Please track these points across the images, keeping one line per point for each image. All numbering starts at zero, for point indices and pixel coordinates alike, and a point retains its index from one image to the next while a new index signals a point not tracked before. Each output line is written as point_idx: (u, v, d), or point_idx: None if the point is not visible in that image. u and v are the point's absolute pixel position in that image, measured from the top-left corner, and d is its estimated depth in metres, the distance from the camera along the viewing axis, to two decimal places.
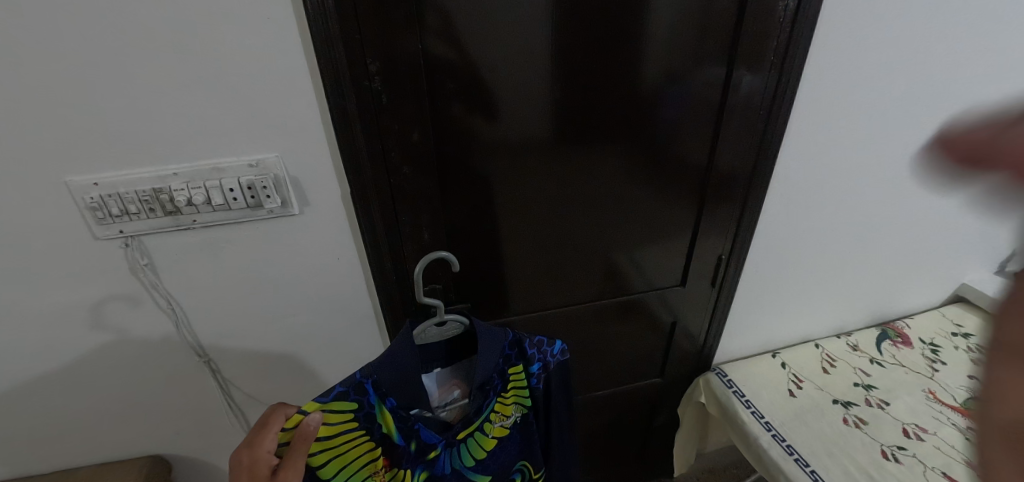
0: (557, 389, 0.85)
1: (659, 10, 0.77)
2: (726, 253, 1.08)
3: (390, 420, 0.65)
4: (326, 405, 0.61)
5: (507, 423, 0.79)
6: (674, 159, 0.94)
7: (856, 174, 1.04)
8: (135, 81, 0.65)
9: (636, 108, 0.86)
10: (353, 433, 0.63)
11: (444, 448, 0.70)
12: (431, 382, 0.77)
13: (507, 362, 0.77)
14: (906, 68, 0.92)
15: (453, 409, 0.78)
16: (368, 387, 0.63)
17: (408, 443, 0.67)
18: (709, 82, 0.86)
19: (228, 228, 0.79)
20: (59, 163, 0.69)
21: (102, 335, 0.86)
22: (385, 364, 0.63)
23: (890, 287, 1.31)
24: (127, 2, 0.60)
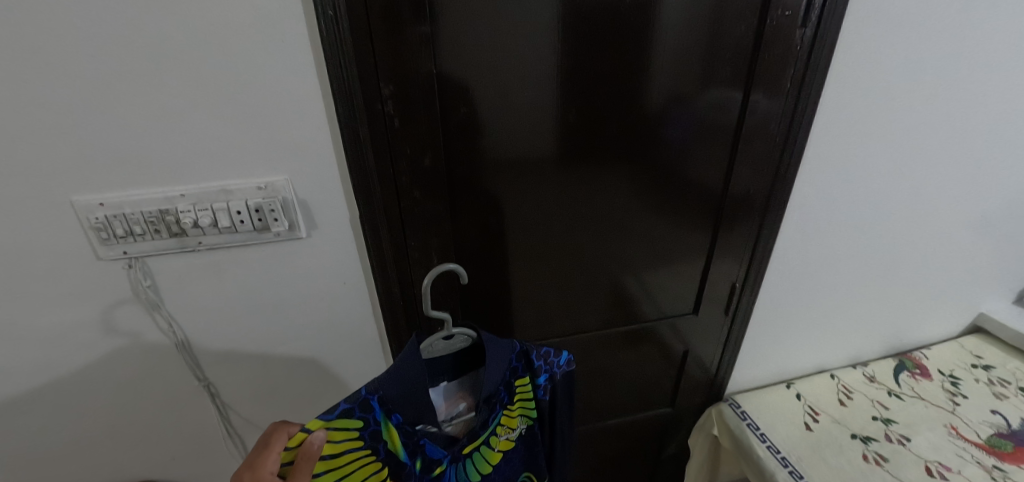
0: (562, 401, 0.81)
1: (669, 32, 0.77)
2: (740, 280, 1.05)
3: (396, 437, 0.60)
4: (331, 423, 0.56)
5: (512, 436, 0.75)
6: (685, 182, 0.92)
7: (874, 201, 1.02)
8: (148, 103, 0.65)
9: (647, 129, 0.85)
10: (358, 453, 0.58)
11: (450, 463, 0.66)
12: (436, 396, 0.73)
13: (514, 375, 0.73)
14: (925, 95, 0.91)
15: (458, 424, 0.73)
16: (373, 404, 0.58)
17: (413, 461, 0.63)
18: (723, 104, 0.85)
19: (234, 249, 0.77)
20: (67, 182, 0.68)
21: (101, 356, 0.84)
22: (390, 380, 0.59)
23: (908, 317, 1.28)
24: (146, 26, 0.60)
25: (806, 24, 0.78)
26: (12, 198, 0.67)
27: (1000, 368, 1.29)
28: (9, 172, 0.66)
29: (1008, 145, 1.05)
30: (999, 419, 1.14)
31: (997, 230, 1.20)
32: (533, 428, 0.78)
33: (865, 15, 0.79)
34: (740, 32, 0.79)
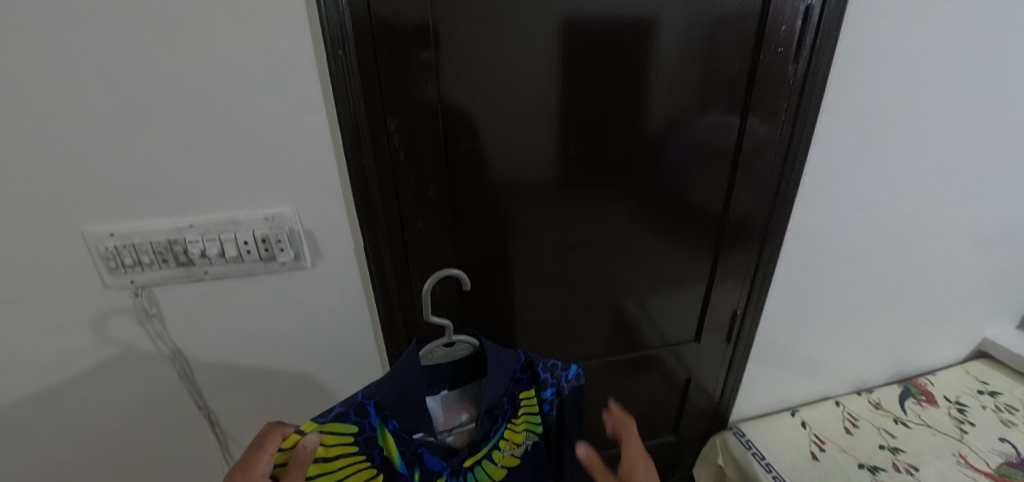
0: (572, 419, 0.75)
1: (665, 60, 0.79)
2: (741, 308, 1.05)
3: (392, 444, 0.61)
4: (326, 426, 0.57)
5: (518, 451, 0.72)
6: (685, 204, 0.93)
7: (871, 228, 1.03)
8: (162, 138, 0.67)
9: (645, 151, 0.87)
10: (352, 457, 0.59)
11: (450, 475, 0.66)
12: (436, 404, 0.71)
13: (518, 387, 0.70)
14: (918, 125, 0.93)
15: (460, 436, 0.72)
16: (368, 409, 0.59)
17: (411, 472, 0.64)
18: (719, 128, 0.87)
19: (240, 279, 0.78)
20: (80, 214, 0.70)
21: (102, 385, 0.84)
22: (385, 388, 0.59)
23: (911, 343, 1.27)
24: (164, 66, 0.63)
25: (798, 59, 0.81)
26: (27, 231, 0.69)
27: (1007, 395, 1.28)
28: (24, 205, 0.68)
29: (1002, 174, 1.06)
30: (1009, 447, 1.12)
31: (995, 256, 1.21)
32: (539, 444, 0.74)
33: (856, 48, 0.82)
34: (734, 61, 0.81)
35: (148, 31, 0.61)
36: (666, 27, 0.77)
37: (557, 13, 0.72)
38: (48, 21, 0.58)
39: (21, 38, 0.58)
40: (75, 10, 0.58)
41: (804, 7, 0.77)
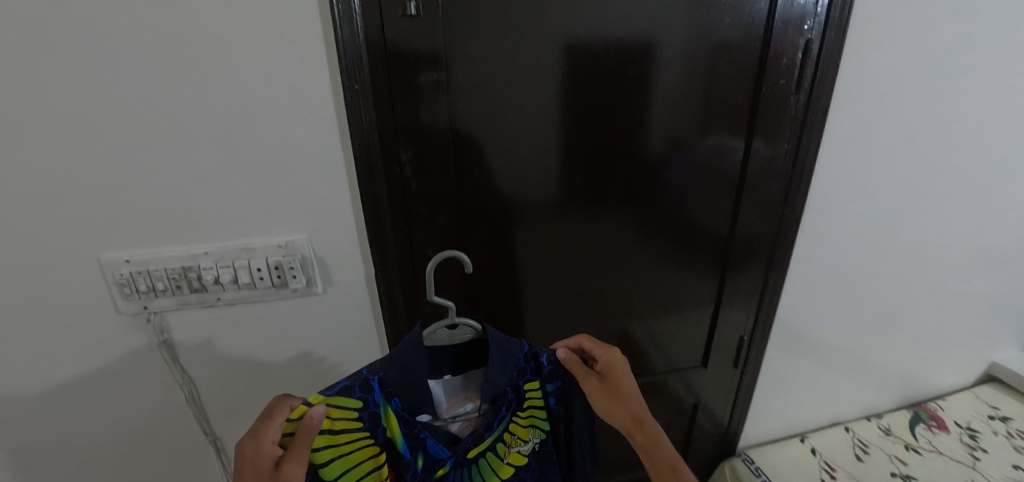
0: (581, 420, 0.64)
1: (665, 84, 0.81)
2: (748, 333, 1.06)
3: (395, 424, 0.55)
4: (333, 398, 0.50)
5: (526, 450, 0.63)
6: (688, 224, 0.94)
7: (875, 253, 1.03)
8: (181, 170, 0.69)
9: (646, 172, 0.88)
10: (357, 434, 0.52)
11: (454, 469, 0.58)
12: (437, 389, 0.62)
13: (523, 377, 0.61)
14: (919, 152, 0.94)
15: (463, 425, 0.62)
16: (374, 384, 0.53)
17: (414, 458, 0.56)
18: (720, 151, 0.88)
19: (251, 304, 0.79)
20: (99, 239, 0.71)
21: (110, 410, 0.84)
22: (392, 363, 0.53)
23: (919, 367, 1.27)
24: (186, 101, 0.65)
25: (799, 90, 0.83)
26: (48, 257, 0.71)
27: (1018, 420, 1.26)
28: (45, 232, 0.69)
29: (1004, 200, 1.07)
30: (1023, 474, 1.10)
31: (1001, 280, 1.21)
32: (547, 443, 0.65)
33: (855, 80, 0.84)
34: (734, 88, 0.84)
35: (172, 65, 0.62)
36: (667, 53, 0.79)
37: (560, 40, 0.75)
38: (77, 56, 0.60)
39: (51, 73, 0.60)
40: (104, 46, 0.60)
41: (803, 40, 0.80)
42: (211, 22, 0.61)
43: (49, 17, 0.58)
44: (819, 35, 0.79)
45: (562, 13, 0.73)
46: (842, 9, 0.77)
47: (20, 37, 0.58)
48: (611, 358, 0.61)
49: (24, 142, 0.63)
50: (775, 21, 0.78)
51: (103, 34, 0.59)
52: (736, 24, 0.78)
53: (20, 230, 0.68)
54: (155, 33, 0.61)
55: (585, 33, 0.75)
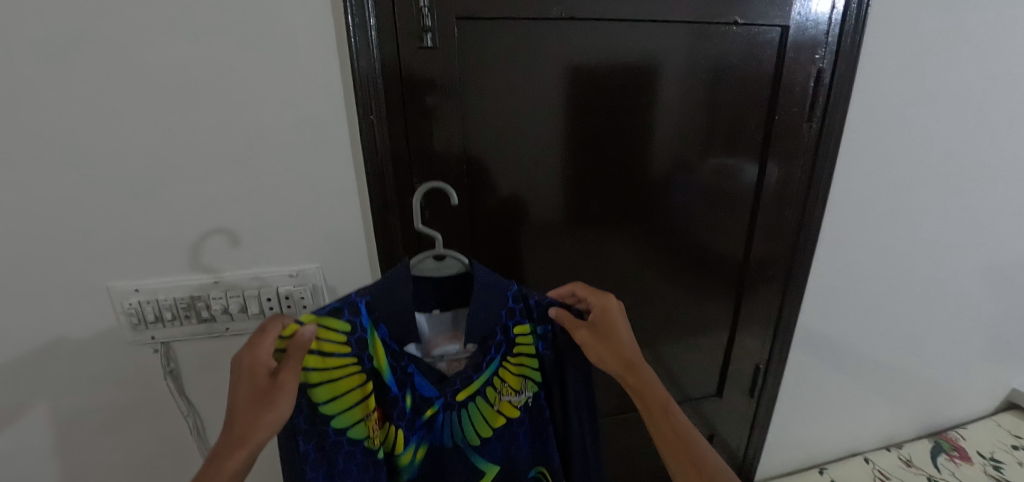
0: (574, 378, 0.57)
1: (670, 105, 0.81)
2: (764, 361, 1.03)
3: (383, 354, 0.51)
4: (322, 319, 0.47)
5: (518, 402, 0.58)
6: (697, 246, 0.92)
7: (891, 279, 1.02)
8: (192, 200, 0.67)
9: (648, 194, 0.86)
10: (344, 360, 0.48)
11: (443, 410, 0.55)
12: (424, 326, 0.59)
13: (512, 320, 0.56)
14: (933, 178, 0.94)
15: (451, 364, 0.59)
16: (363, 308, 0.50)
17: (402, 395, 0.53)
18: (725, 173, 0.88)
19: None
20: (105, 271, 0.69)
21: (107, 447, 0.80)
22: (382, 291, 0.51)
23: (938, 395, 1.23)
24: (201, 132, 0.64)
25: (812, 118, 0.84)
26: (48, 290, 0.68)
27: None
28: (49, 265, 0.67)
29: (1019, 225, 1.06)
30: None
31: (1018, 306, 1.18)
32: (540, 398, 0.58)
33: (867, 106, 0.84)
34: (745, 112, 0.84)
35: (188, 96, 0.62)
36: (671, 76, 0.79)
37: (564, 62, 0.75)
38: (93, 87, 0.59)
39: (65, 104, 0.59)
40: (120, 77, 0.60)
41: (815, 69, 0.81)
42: (230, 54, 0.61)
43: (69, 49, 0.57)
44: (831, 64, 0.80)
45: (567, 37, 0.73)
46: (852, 38, 0.79)
47: (37, 69, 0.57)
48: (605, 303, 0.56)
49: (32, 174, 0.62)
50: (787, 50, 0.79)
51: (122, 65, 0.59)
52: (748, 52, 0.79)
53: (23, 262, 0.66)
54: (172, 63, 0.60)
55: (588, 56, 0.75)
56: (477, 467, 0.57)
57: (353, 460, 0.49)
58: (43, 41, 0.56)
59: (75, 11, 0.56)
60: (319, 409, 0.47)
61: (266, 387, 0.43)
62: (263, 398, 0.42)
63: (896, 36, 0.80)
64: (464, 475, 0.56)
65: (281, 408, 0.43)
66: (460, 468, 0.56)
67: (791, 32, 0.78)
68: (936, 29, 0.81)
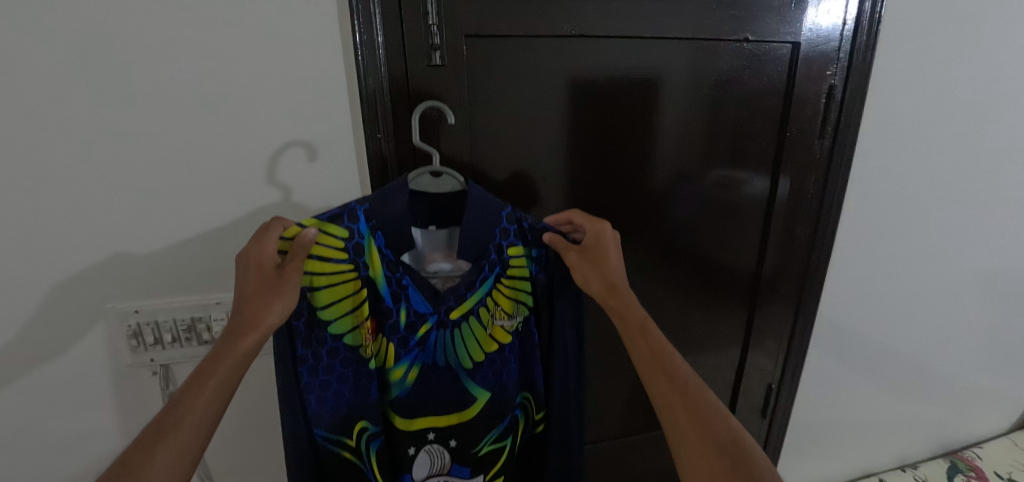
0: (563, 304, 0.59)
1: (670, 118, 0.80)
2: (776, 381, 1.01)
3: (378, 264, 0.53)
4: (323, 225, 0.49)
5: (510, 327, 0.59)
6: (702, 260, 0.90)
7: (904, 295, 1.00)
8: (191, 219, 0.64)
9: (651, 207, 0.85)
10: (341, 267, 0.51)
11: (437, 327, 0.55)
12: (420, 241, 0.63)
13: (506, 243, 0.56)
14: (945, 193, 0.92)
15: (444, 280, 0.62)
16: (361, 216, 0.51)
17: (396, 309, 0.54)
18: (726, 185, 0.86)
19: (264, 355, 0.75)
20: (91, 295, 0.64)
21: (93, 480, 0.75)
22: (380, 203, 0.52)
23: (953, 413, 1.20)
24: (200, 149, 0.61)
25: (823, 134, 0.83)
26: (27, 320, 0.63)
27: None
28: (28, 293, 0.62)
29: None
30: None
31: None
32: (530, 323, 0.60)
33: (879, 122, 0.83)
34: (753, 126, 0.83)
35: (187, 111, 0.59)
36: (671, 90, 0.78)
37: (566, 76, 0.74)
38: (81, 106, 0.56)
39: (49, 123, 0.56)
40: (111, 94, 0.56)
41: (826, 85, 0.80)
42: (232, 69, 0.59)
43: (54, 65, 0.54)
44: (842, 80, 0.80)
45: (569, 51, 0.72)
46: (864, 54, 0.78)
47: (18, 85, 0.54)
48: (599, 230, 0.57)
49: (12, 197, 0.58)
50: (798, 65, 0.78)
51: (113, 81, 0.56)
52: (758, 69, 0.79)
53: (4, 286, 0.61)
54: (168, 79, 0.57)
55: (590, 69, 0.74)
56: (471, 393, 0.57)
57: (348, 366, 0.53)
58: (25, 57, 0.53)
59: (61, 24, 0.53)
60: (317, 313, 0.51)
61: (271, 277, 0.47)
62: (270, 287, 0.47)
63: (907, 53, 0.79)
64: (455, 399, 0.57)
65: (287, 296, 0.47)
66: (451, 392, 0.57)
67: (802, 48, 0.78)
68: (946, 46, 0.80)
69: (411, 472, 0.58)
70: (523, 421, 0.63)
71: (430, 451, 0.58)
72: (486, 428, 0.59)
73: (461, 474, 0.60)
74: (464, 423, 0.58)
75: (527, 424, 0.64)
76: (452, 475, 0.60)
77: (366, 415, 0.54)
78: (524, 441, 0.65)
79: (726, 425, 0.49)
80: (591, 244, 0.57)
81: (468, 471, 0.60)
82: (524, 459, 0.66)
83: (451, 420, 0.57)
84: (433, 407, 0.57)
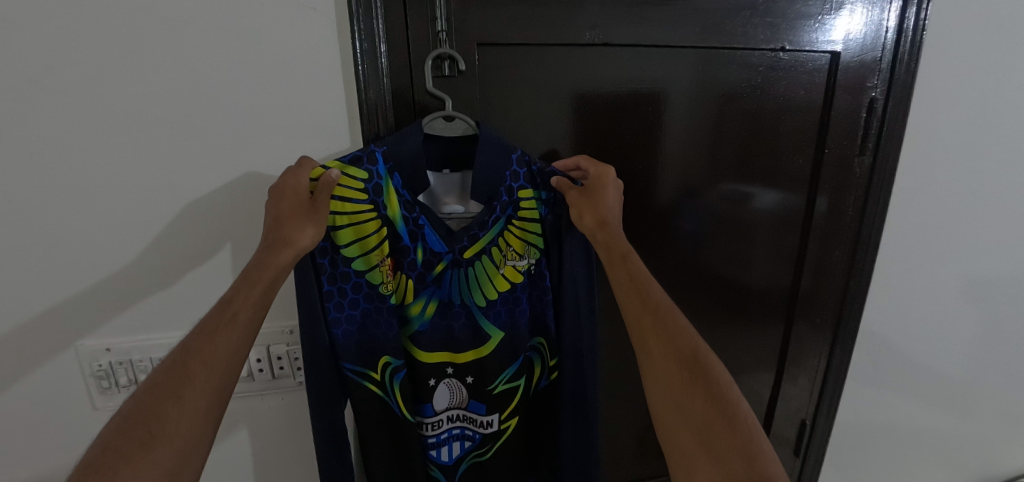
0: (573, 246, 0.58)
1: (673, 134, 0.73)
2: (810, 416, 0.94)
3: (395, 205, 0.54)
4: (345, 166, 0.51)
5: (522, 267, 0.59)
6: (726, 285, 0.84)
7: (947, 322, 0.93)
8: (176, 244, 0.59)
9: (658, 225, 0.77)
10: (362, 208, 0.52)
11: (451, 266, 0.56)
12: (434, 184, 0.60)
13: (517, 184, 0.56)
14: (993, 213, 0.86)
15: (460, 222, 0.60)
16: (380, 158, 0.53)
17: (414, 247, 0.55)
18: (732, 201, 0.79)
19: (250, 399, 0.68)
20: (69, 324, 0.60)
21: None
22: (396, 145, 0.53)
23: (1008, 452, 1.10)
24: (187, 167, 0.57)
25: (864, 151, 0.78)
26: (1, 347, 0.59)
27: None
28: (8, 324, 0.58)
29: None
30: None
31: None
32: (542, 265, 0.60)
33: (922, 138, 0.77)
34: (790, 142, 0.77)
35: (174, 128, 0.55)
36: (677, 106, 0.71)
37: (570, 91, 0.67)
38: (68, 127, 0.53)
39: (34, 146, 0.53)
40: (101, 115, 0.53)
41: (867, 98, 0.75)
42: (221, 82, 0.54)
43: (35, 84, 0.51)
44: (884, 93, 0.75)
45: (574, 63, 0.66)
46: (908, 65, 0.72)
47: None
48: (600, 170, 0.57)
49: None
50: (837, 76, 0.73)
51: (103, 101, 0.53)
52: (795, 81, 0.73)
53: None
54: (161, 99, 0.54)
55: (597, 84, 0.67)
56: (484, 331, 0.59)
57: (371, 301, 0.55)
58: (10, 76, 0.50)
59: (48, 43, 0.50)
60: (340, 251, 0.53)
61: (302, 206, 0.48)
62: (303, 214, 0.48)
63: (953, 64, 0.74)
64: (470, 334, 0.59)
65: (319, 221, 0.48)
66: (466, 329, 0.58)
67: (842, 58, 0.72)
68: (995, 59, 0.75)
69: (433, 404, 0.60)
70: (537, 364, 0.63)
71: (449, 385, 0.60)
72: (498, 367, 0.60)
73: (478, 409, 0.62)
74: (478, 360, 0.59)
75: (542, 369, 0.64)
76: (469, 410, 0.62)
77: (389, 350, 0.56)
78: (537, 387, 0.65)
79: (690, 346, 0.44)
80: (591, 182, 0.56)
81: (485, 407, 0.62)
82: (536, 403, 0.67)
83: (468, 357, 0.59)
84: (449, 343, 0.59)
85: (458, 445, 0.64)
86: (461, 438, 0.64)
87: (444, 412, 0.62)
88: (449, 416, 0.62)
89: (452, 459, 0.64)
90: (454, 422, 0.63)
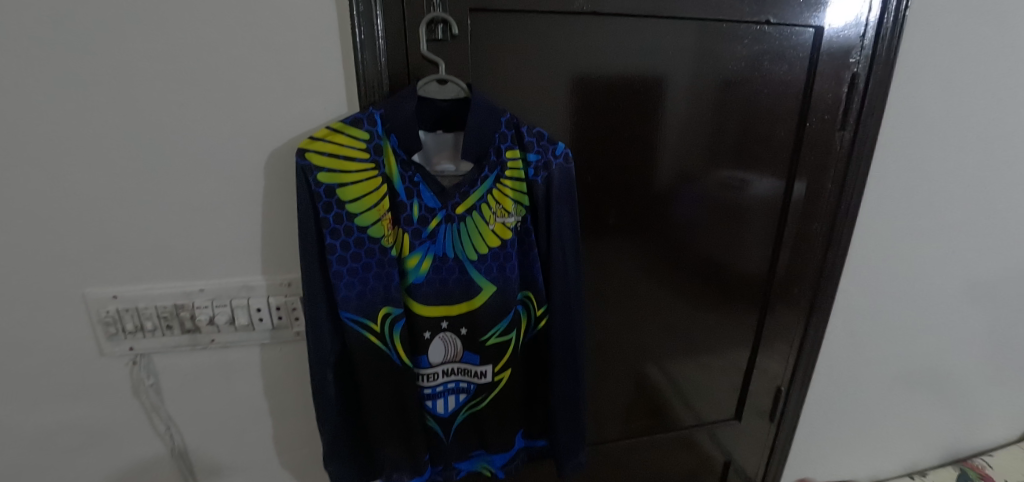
0: (559, 205, 0.61)
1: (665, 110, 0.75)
2: (785, 384, 0.98)
3: (392, 163, 0.57)
4: (347, 127, 0.54)
5: (511, 224, 0.62)
6: (716, 265, 0.87)
7: (920, 297, 0.96)
8: (178, 197, 0.62)
9: (655, 204, 0.80)
10: (364, 166, 0.55)
11: (445, 222, 0.59)
12: (427, 143, 0.63)
13: (502, 144, 0.59)
14: (966, 193, 0.89)
15: (451, 181, 0.64)
16: (379, 120, 0.56)
17: (409, 204, 0.58)
18: (721, 183, 0.81)
19: (249, 348, 0.71)
20: (76, 270, 0.63)
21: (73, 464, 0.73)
22: (393, 108, 0.56)
23: (975, 425, 1.14)
24: (186, 121, 0.59)
25: (845, 126, 0.79)
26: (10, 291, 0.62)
27: None
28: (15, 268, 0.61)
29: None
30: None
31: None
32: (527, 222, 0.63)
33: (901, 116, 0.80)
34: (774, 120, 0.79)
35: (173, 82, 0.57)
36: (676, 91, 0.74)
37: (571, 71, 0.70)
38: (71, 81, 0.55)
39: (37, 97, 0.55)
40: (103, 68, 0.55)
41: (850, 74, 0.77)
42: (219, 39, 0.56)
43: (39, 36, 0.53)
44: (865, 69, 0.76)
45: (569, 41, 0.68)
46: (889, 43, 0.75)
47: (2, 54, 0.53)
48: None
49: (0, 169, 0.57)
50: (821, 52, 0.75)
51: (105, 56, 0.55)
52: (781, 56, 0.75)
53: None
54: (161, 54, 0.56)
55: (596, 65, 0.70)
56: (475, 284, 0.62)
57: (372, 256, 0.57)
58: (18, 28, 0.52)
59: None
60: (346, 207, 0.55)
61: None
62: None
63: (935, 43, 0.76)
64: (463, 287, 0.62)
65: None
66: (459, 282, 0.62)
67: (825, 34, 0.74)
68: (972, 40, 0.78)
69: (429, 356, 0.64)
70: (525, 317, 0.67)
71: (444, 338, 0.64)
72: (490, 320, 0.64)
73: (472, 361, 0.66)
74: (471, 312, 0.63)
75: (529, 321, 0.67)
76: (464, 362, 0.66)
77: (391, 301, 0.59)
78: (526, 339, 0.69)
79: None
80: None
81: (478, 359, 0.66)
82: (524, 355, 0.71)
83: (461, 309, 0.63)
84: (444, 297, 0.62)
85: (453, 398, 0.68)
86: (457, 391, 0.68)
87: (440, 366, 0.66)
88: (446, 369, 0.66)
89: (448, 412, 0.69)
90: (450, 376, 0.67)
